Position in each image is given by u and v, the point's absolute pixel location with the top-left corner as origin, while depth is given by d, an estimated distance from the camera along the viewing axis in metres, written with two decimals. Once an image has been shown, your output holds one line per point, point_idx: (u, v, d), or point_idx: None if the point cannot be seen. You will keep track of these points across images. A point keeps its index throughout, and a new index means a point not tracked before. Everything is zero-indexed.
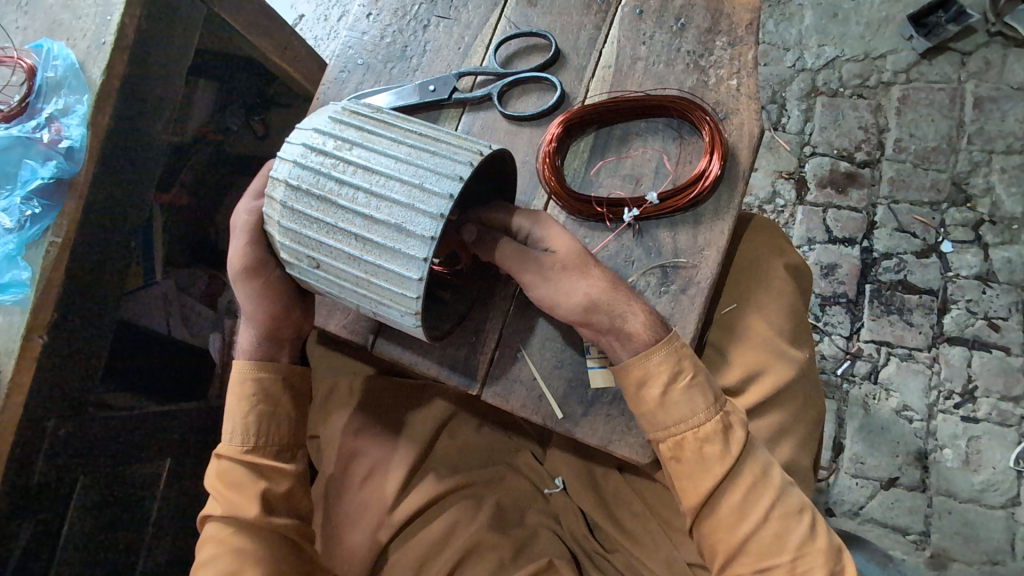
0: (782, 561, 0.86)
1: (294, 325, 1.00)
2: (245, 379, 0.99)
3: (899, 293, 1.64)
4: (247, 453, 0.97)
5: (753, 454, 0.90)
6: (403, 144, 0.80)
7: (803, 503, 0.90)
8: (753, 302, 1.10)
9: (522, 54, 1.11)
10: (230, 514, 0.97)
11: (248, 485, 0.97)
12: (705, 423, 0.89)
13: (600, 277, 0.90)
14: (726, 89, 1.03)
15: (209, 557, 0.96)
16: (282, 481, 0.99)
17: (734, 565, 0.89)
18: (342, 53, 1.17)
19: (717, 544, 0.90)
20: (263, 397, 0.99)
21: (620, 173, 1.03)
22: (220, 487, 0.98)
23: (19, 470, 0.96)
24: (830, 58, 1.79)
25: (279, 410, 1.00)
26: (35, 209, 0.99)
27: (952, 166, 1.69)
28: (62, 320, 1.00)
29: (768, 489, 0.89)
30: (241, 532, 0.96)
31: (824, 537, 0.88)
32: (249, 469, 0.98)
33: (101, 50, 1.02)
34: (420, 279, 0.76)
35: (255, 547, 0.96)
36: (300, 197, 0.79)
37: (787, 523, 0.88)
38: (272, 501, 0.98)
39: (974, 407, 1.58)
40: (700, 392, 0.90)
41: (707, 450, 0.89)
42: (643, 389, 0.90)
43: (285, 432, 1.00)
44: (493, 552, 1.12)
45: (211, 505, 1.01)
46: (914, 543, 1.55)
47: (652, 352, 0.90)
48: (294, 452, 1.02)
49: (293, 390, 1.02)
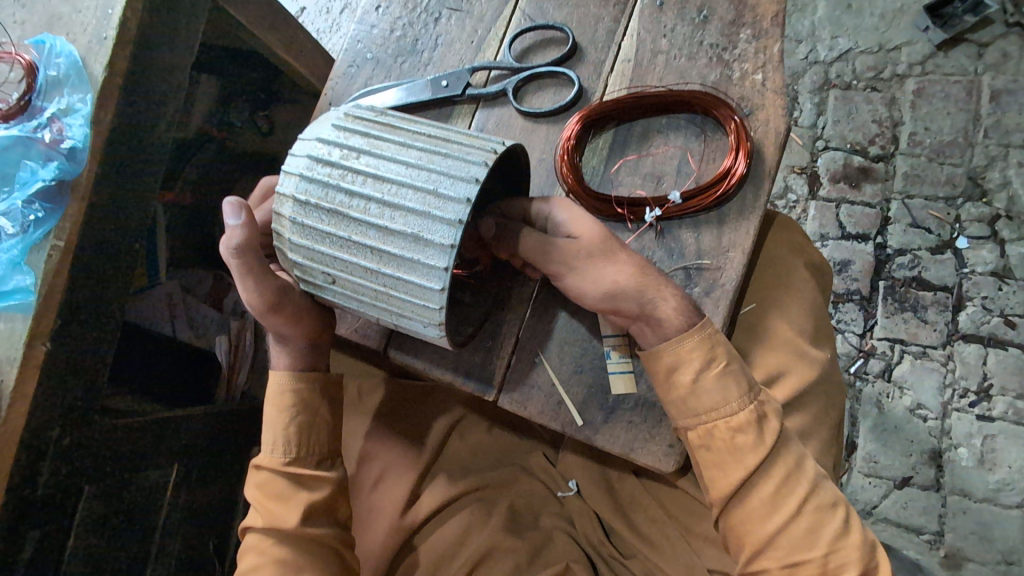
0: (814, 556, 0.83)
1: (329, 337, 0.98)
2: (284, 392, 0.96)
3: (913, 289, 1.61)
4: (289, 465, 0.95)
5: (787, 445, 0.88)
6: (412, 148, 0.75)
7: (835, 497, 0.86)
8: (775, 302, 1.07)
9: (537, 47, 1.07)
10: (272, 525, 0.95)
11: (290, 495, 0.95)
12: (738, 412, 0.86)
13: (627, 263, 0.87)
14: (751, 84, 0.99)
15: (252, 568, 0.95)
16: (323, 489, 0.97)
17: (762, 559, 0.86)
18: (350, 47, 1.13)
19: (745, 537, 0.87)
20: (301, 408, 0.96)
21: (640, 171, 0.99)
22: (262, 499, 0.97)
23: (23, 481, 0.93)
24: (843, 51, 1.74)
25: (319, 419, 0.98)
26: (37, 213, 0.97)
27: (968, 160, 1.65)
28: (67, 326, 0.96)
29: (800, 483, 0.86)
30: (283, 542, 0.94)
31: (857, 535, 0.85)
32: (290, 480, 0.96)
33: (102, 46, 0.98)
34: (442, 289, 0.72)
35: (298, 557, 0.93)
36: (309, 212, 0.76)
37: (819, 520, 0.84)
38: (312, 511, 0.96)
39: (989, 406, 1.55)
40: (734, 380, 0.87)
41: (739, 439, 0.86)
42: (673, 375, 0.87)
43: (324, 440, 0.98)
44: (510, 554, 1.09)
45: (252, 517, 0.99)
46: (927, 543, 1.53)
47: (684, 337, 0.87)
48: (335, 459, 1.00)
49: (330, 398, 0.99)
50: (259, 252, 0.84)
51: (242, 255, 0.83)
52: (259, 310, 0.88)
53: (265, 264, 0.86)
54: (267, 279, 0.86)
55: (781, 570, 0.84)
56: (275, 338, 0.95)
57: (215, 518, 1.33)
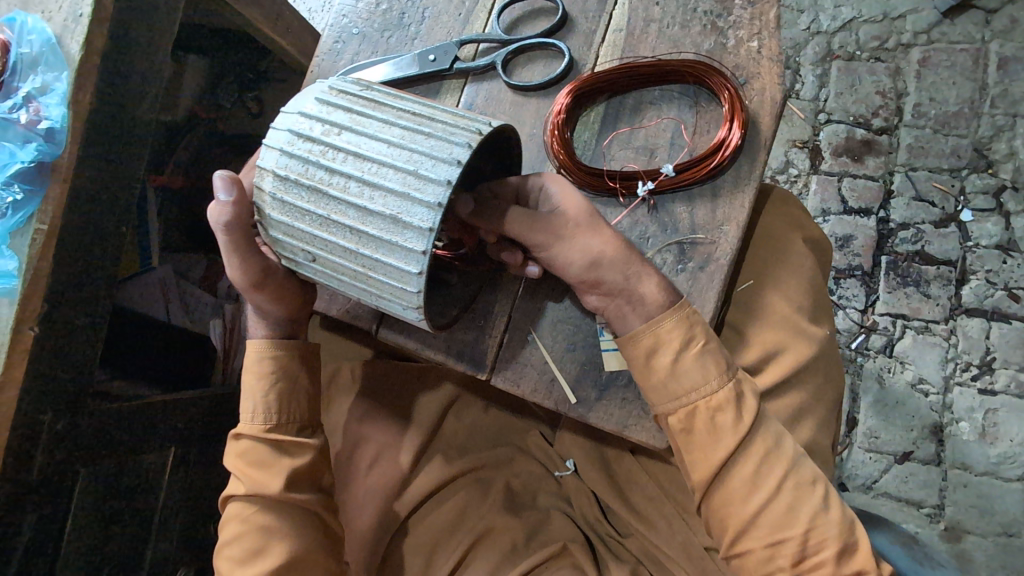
0: (795, 533, 0.83)
1: (308, 311, 0.99)
2: (264, 359, 0.96)
3: (916, 264, 1.59)
4: (269, 432, 0.96)
5: (764, 425, 0.87)
6: (396, 126, 0.73)
7: (815, 473, 0.86)
8: (773, 278, 1.04)
9: (527, 18, 1.05)
10: (254, 492, 0.96)
11: (272, 463, 0.96)
12: (717, 391, 0.86)
13: (613, 237, 0.86)
14: (747, 52, 0.96)
15: (234, 537, 0.96)
16: (305, 456, 0.98)
17: (745, 540, 0.86)
18: (336, 22, 1.11)
19: (728, 519, 0.86)
20: (282, 376, 0.97)
21: (633, 144, 0.97)
22: (243, 467, 0.97)
23: (15, 463, 0.94)
24: (846, 20, 1.70)
25: (299, 388, 0.98)
26: (15, 195, 0.96)
27: (974, 131, 1.61)
28: (56, 311, 0.96)
29: (781, 459, 0.85)
30: (266, 509, 0.96)
31: (837, 511, 0.84)
32: (272, 447, 0.97)
33: (78, 24, 0.96)
34: (420, 273, 0.71)
35: (281, 522, 0.96)
36: (289, 188, 0.74)
37: (801, 493, 0.84)
38: (295, 478, 0.97)
39: (992, 379, 1.53)
40: (711, 359, 0.86)
41: (718, 419, 0.85)
42: (653, 358, 0.86)
43: (304, 408, 0.99)
44: (506, 534, 1.10)
45: (234, 485, 1.00)
46: (928, 516, 1.52)
47: (663, 317, 0.86)
48: (315, 428, 1.02)
49: (311, 367, 1.00)
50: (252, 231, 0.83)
51: (231, 232, 0.81)
52: (243, 286, 0.89)
53: (253, 243, 0.85)
54: (256, 258, 0.86)
55: (764, 547, 0.84)
56: (254, 309, 0.95)
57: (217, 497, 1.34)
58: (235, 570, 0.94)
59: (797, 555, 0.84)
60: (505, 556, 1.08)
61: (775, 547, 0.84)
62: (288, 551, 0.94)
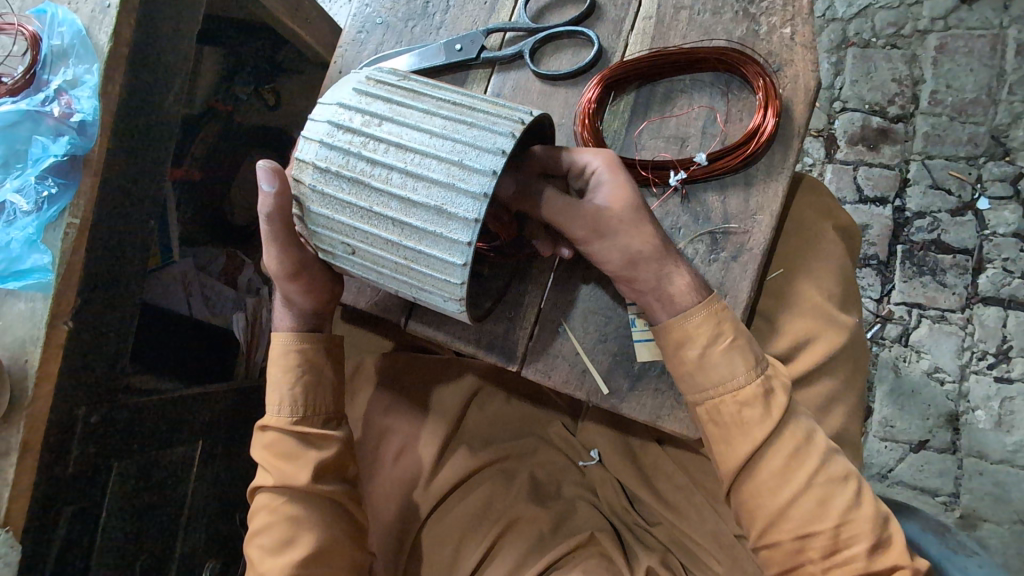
0: (824, 528, 0.82)
1: (337, 304, 0.98)
2: (288, 353, 0.96)
3: (932, 252, 1.58)
4: (295, 424, 0.96)
5: (794, 419, 0.86)
6: (437, 116, 0.73)
7: (847, 470, 0.84)
8: (803, 267, 1.04)
9: (554, 6, 1.03)
10: (282, 484, 0.96)
11: (299, 454, 0.96)
12: (744, 387, 0.85)
13: (641, 235, 0.85)
14: (779, 39, 0.95)
15: (263, 527, 0.97)
16: (331, 449, 0.98)
17: (775, 530, 0.84)
18: (359, 12, 1.09)
19: (758, 510, 0.85)
20: (307, 368, 0.96)
21: (663, 134, 0.96)
22: (271, 458, 0.97)
23: (52, 456, 0.96)
24: (863, 6, 1.68)
25: (324, 380, 0.98)
26: (50, 189, 0.96)
27: (991, 119, 1.59)
28: (88, 306, 0.98)
29: (809, 458, 0.84)
30: (294, 500, 0.96)
31: (870, 505, 0.83)
32: (298, 440, 0.97)
33: (106, 15, 0.97)
34: (465, 264, 0.71)
35: (307, 513, 0.96)
36: (329, 180, 0.74)
37: (830, 490, 0.83)
38: (323, 470, 0.97)
39: (1009, 367, 1.52)
40: (739, 356, 0.85)
41: (745, 413, 0.85)
42: (681, 351, 0.86)
43: (329, 401, 0.99)
44: (533, 523, 1.10)
45: (262, 476, 1.00)
46: (943, 504, 1.53)
47: (690, 312, 0.86)
48: (340, 419, 1.01)
49: (335, 359, 1.00)
50: (291, 223, 0.82)
51: (272, 221, 0.81)
52: (276, 275, 0.89)
53: (290, 235, 0.84)
54: (294, 250, 0.86)
55: (795, 538, 0.83)
56: (282, 299, 0.95)
57: (241, 489, 1.35)
58: (264, 559, 0.95)
59: (829, 547, 0.82)
60: (532, 546, 1.08)
61: (804, 540, 0.83)
62: (316, 540, 0.94)
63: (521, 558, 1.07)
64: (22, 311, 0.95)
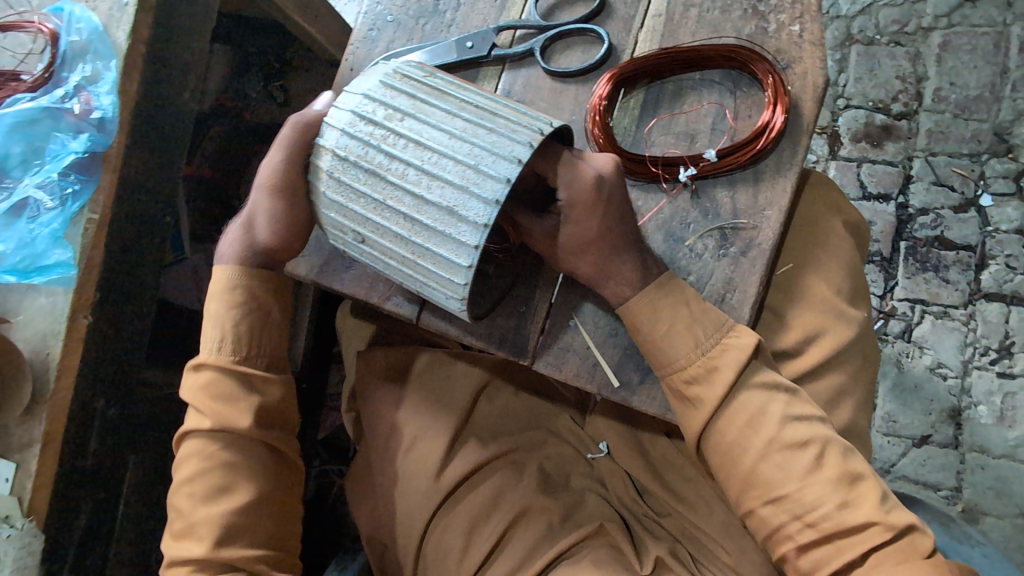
0: (790, 490, 0.83)
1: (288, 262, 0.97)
2: (235, 287, 0.93)
3: (935, 249, 1.60)
4: (237, 364, 0.92)
5: (797, 412, 0.86)
6: (459, 117, 0.75)
7: (806, 435, 0.84)
8: (812, 262, 1.05)
9: (564, 5, 1.05)
10: (218, 427, 0.90)
11: (239, 397, 0.91)
12: (689, 366, 0.88)
13: (637, 251, 0.89)
14: (788, 36, 0.96)
15: (194, 474, 0.90)
16: (274, 394, 0.94)
17: (746, 499, 0.86)
18: (370, 10, 1.10)
19: (727, 480, 0.87)
20: (252, 308, 0.93)
21: (673, 130, 0.97)
22: (205, 401, 0.92)
23: (76, 446, 1.00)
24: (866, 4, 1.69)
25: (271, 322, 0.95)
26: (73, 186, 0.97)
27: (994, 115, 1.60)
28: (103, 300, 1.00)
29: (765, 424, 0.85)
30: (231, 446, 0.90)
31: (833, 465, 0.83)
32: (236, 381, 0.92)
33: (123, 12, 0.99)
34: (469, 266, 0.73)
35: (247, 459, 0.91)
36: (347, 168, 0.76)
37: (788, 455, 0.84)
38: (264, 415, 0.93)
39: (1011, 363, 1.54)
40: (680, 339, 0.88)
41: (695, 390, 0.88)
42: (635, 335, 0.91)
43: (273, 344, 0.95)
44: (543, 514, 1.11)
45: (191, 422, 0.93)
46: (946, 498, 1.54)
47: (636, 299, 0.89)
48: (281, 366, 0.97)
49: (280, 304, 0.97)
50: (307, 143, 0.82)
51: None
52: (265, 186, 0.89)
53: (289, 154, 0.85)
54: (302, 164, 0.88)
55: (764, 505, 0.84)
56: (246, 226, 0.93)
57: None
58: (195, 508, 0.89)
59: (798, 509, 0.82)
60: (542, 537, 1.09)
61: (775, 505, 0.83)
62: (256, 489, 0.90)
63: (528, 552, 1.08)
64: (43, 305, 0.95)
